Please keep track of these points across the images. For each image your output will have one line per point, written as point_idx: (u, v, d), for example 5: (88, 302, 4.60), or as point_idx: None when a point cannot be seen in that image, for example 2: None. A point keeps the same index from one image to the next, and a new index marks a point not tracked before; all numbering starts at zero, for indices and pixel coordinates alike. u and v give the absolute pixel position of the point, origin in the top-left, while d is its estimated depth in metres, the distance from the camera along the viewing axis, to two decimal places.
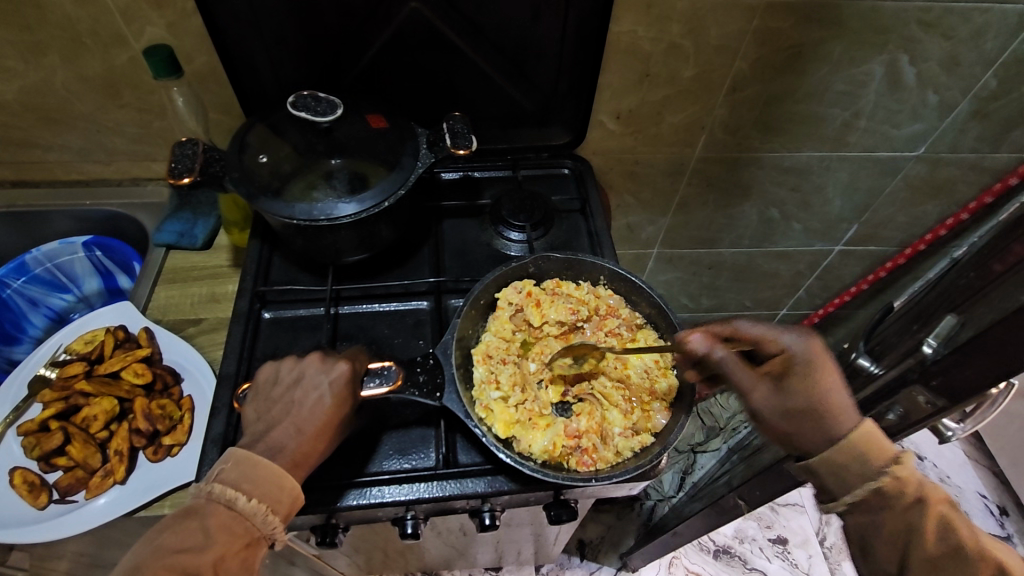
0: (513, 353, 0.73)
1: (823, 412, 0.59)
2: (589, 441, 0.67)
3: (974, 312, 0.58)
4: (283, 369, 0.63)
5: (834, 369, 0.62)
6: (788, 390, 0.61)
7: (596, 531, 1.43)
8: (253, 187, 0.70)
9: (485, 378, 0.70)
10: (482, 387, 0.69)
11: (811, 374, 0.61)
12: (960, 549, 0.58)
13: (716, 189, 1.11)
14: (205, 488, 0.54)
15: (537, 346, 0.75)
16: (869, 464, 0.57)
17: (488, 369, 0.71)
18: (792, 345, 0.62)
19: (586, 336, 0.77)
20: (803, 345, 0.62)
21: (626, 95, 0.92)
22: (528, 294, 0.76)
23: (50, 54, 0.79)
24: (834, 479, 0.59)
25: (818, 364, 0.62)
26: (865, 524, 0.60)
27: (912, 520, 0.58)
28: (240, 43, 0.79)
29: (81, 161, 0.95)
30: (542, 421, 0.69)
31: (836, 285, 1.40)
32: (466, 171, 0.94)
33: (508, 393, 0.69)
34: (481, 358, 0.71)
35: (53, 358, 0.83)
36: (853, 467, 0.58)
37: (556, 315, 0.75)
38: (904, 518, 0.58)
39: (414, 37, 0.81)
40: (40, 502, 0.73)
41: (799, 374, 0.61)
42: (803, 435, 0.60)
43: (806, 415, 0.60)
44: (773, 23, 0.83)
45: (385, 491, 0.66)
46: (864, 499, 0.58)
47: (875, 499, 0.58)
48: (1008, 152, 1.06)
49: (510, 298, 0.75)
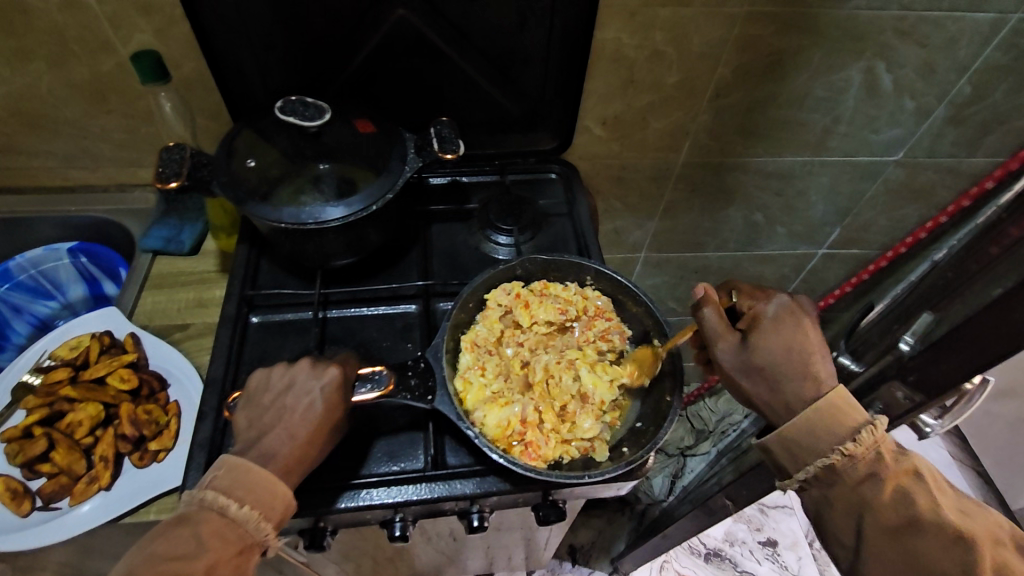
0: (495, 337, 0.75)
1: (788, 370, 0.62)
2: (531, 433, 0.68)
3: (947, 309, 0.60)
4: (273, 376, 0.63)
5: (812, 331, 0.64)
6: (753, 344, 0.63)
7: (587, 536, 1.43)
8: (241, 191, 0.70)
9: (471, 364, 0.71)
10: (467, 372, 0.71)
11: (781, 327, 0.64)
12: (918, 522, 0.57)
13: (702, 193, 1.12)
14: (196, 495, 0.54)
15: (513, 335, 0.76)
16: (824, 438, 0.60)
17: (475, 358, 0.72)
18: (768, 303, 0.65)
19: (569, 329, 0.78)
20: (783, 303, 0.65)
21: (611, 101, 0.93)
22: (516, 296, 0.77)
23: (36, 60, 0.79)
24: (790, 452, 0.62)
25: (794, 321, 0.64)
26: (826, 502, 0.61)
27: (868, 494, 0.59)
28: (226, 48, 0.79)
29: (66, 168, 0.94)
30: (504, 399, 0.70)
31: (819, 288, 1.42)
32: (454, 175, 0.95)
33: (490, 381, 0.71)
34: (468, 346, 0.73)
35: (37, 364, 0.83)
36: (808, 442, 0.61)
37: (543, 314, 0.76)
38: (858, 492, 0.59)
39: (401, 43, 0.82)
40: (23, 509, 0.72)
41: (763, 328, 0.64)
42: (763, 395, 0.64)
43: (765, 370, 0.63)
44: (753, 31, 0.85)
45: (374, 494, 0.66)
46: (819, 474, 0.60)
47: (832, 474, 0.60)
48: (983, 155, 1.08)
49: (499, 299, 0.77)
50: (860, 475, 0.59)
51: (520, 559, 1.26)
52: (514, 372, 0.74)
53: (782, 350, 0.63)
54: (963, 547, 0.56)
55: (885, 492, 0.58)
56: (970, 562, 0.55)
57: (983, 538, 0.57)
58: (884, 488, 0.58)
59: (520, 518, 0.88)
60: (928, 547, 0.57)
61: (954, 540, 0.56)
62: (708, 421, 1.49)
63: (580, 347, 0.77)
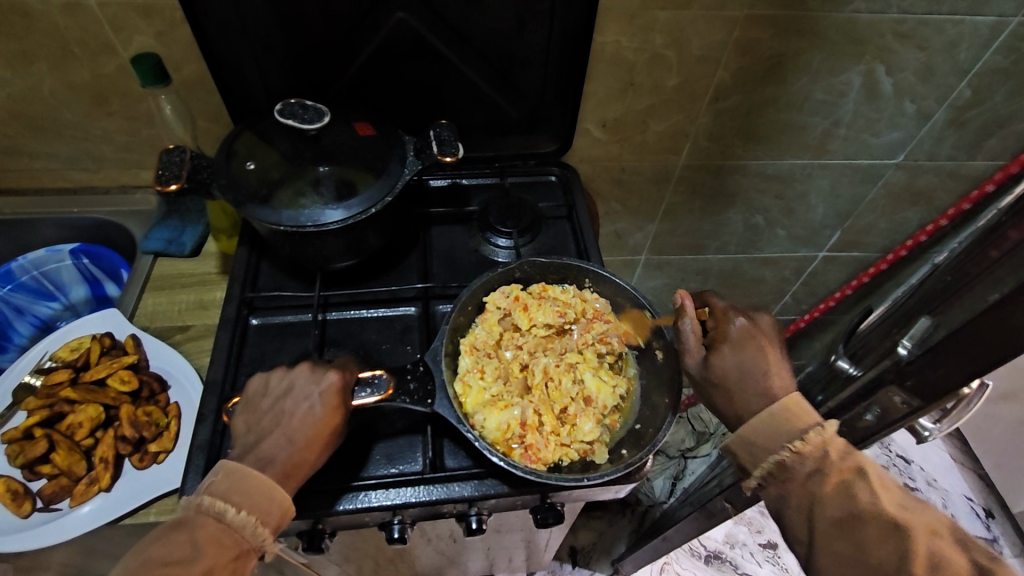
0: (494, 339, 0.75)
1: (747, 385, 0.65)
2: (530, 435, 0.68)
3: (945, 313, 0.60)
4: (272, 381, 0.63)
5: (773, 353, 0.67)
6: (713, 362, 0.67)
7: (587, 538, 1.43)
8: (241, 193, 0.70)
9: (471, 367, 0.72)
10: (467, 375, 0.71)
11: (741, 349, 0.66)
12: (859, 514, 0.55)
13: (702, 196, 1.12)
14: (194, 500, 0.54)
15: (512, 338, 0.77)
16: (774, 438, 0.61)
17: (475, 360, 0.73)
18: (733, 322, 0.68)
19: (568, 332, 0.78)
20: (745, 325, 0.67)
21: (611, 104, 0.93)
22: (515, 299, 0.77)
23: (37, 62, 0.79)
24: (746, 453, 0.62)
25: (751, 343, 0.67)
26: (780, 498, 0.60)
27: (815, 487, 0.58)
28: (227, 51, 0.80)
29: (68, 169, 0.94)
30: (503, 401, 0.70)
31: (820, 290, 1.42)
32: (454, 178, 0.95)
33: (490, 384, 0.71)
34: (467, 348, 0.73)
35: (38, 365, 0.83)
36: (761, 441, 0.62)
37: (542, 318, 0.77)
38: (806, 487, 0.58)
39: (401, 47, 0.82)
40: (23, 510, 0.72)
41: (723, 350, 0.67)
42: (719, 408, 0.67)
43: (721, 387, 0.66)
44: (753, 35, 0.85)
45: (373, 497, 0.66)
46: (772, 472, 0.61)
47: (782, 471, 0.60)
48: (984, 159, 1.08)
49: (498, 302, 0.77)
50: (807, 470, 0.59)
51: (521, 561, 1.26)
52: (513, 374, 0.74)
53: (740, 366, 0.66)
54: (899, 537, 0.53)
55: (826, 486, 0.57)
56: (907, 554, 0.52)
57: (928, 535, 0.54)
58: (824, 480, 0.58)
59: (519, 520, 0.88)
60: (869, 539, 0.55)
61: (892, 528, 0.54)
62: (710, 423, 1.52)
63: (579, 350, 0.77)
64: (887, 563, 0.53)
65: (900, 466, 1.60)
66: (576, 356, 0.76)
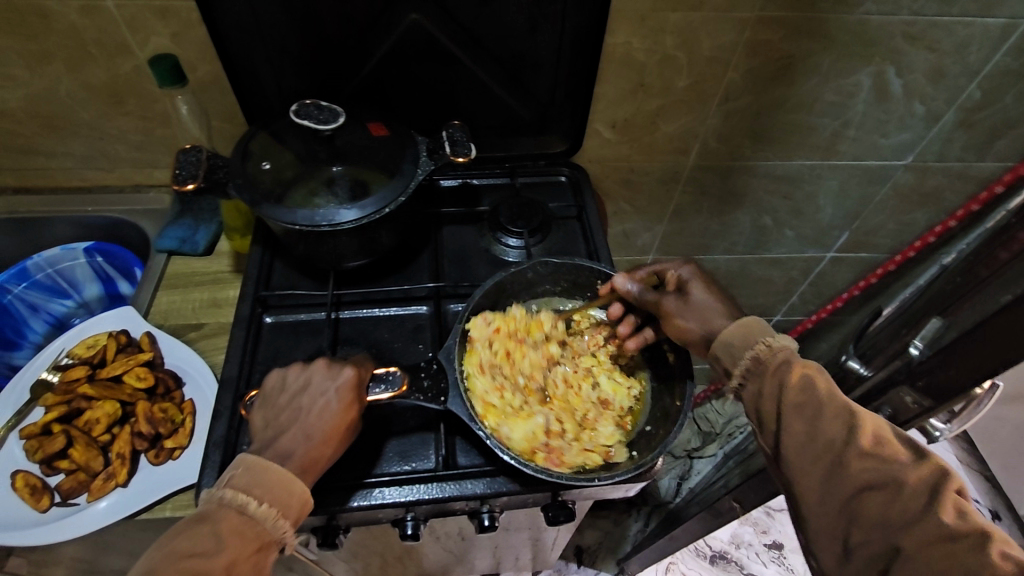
0: (502, 358, 0.75)
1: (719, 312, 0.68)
2: (556, 443, 0.70)
3: (957, 314, 0.60)
4: (289, 377, 0.64)
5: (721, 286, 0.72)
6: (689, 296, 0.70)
7: (593, 537, 1.44)
8: (256, 193, 0.71)
9: (489, 387, 0.72)
10: (488, 394, 0.71)
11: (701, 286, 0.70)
12: (819, 398, 0.57)
13: (711, 196, 1.13)
14: (216, 493, 0.55)
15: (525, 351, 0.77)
16: (747, 336, 0.63)
17: (490, 377, 0.73)
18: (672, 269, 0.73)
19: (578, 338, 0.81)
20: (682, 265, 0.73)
21: (621, 105, 0.94)
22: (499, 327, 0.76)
23: (55, 63, 0.80)
24: (728, 355, 0.64)
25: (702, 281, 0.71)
26: (755, 394, 0.61)
27: (784, 379, 0.59)
28: (242, 52, 0.81)
29: (83, 168, 0.96)
30: (525, 412, 0.72)
31: (828, 291, 1.42)
32: (465, 178, 0.96)
33: (510, 401, 0.72)
34: (477, 368, 0.73)
35: (55, 362, 0.84)
36: (738, 340, 0.63)
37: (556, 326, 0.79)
38: (777, 375, 0.60)
39: (414, 48, 0.83)
40: (41, 505, 0.73)
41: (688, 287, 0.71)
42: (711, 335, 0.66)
43: (703, 315, 0.68)
44: (763, 36, 0.85)
45: (387, 493, 0.67)
46: (748, 368, 0.62)
47: (757, 366, 0.62)
48: (993, 160, 1.08)
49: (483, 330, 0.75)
50: (776, 362, 0.60)
51: (527, 560, 1.27)
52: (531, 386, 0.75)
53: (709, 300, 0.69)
54: (852, 418, 0.55)
55: (792, 375, 0.59)
56: (855, 429, 0.54)
57: (874, 422, 0.55)
58: (789, 371, 0.59)
59: (528, 518, 0.89)
60: (825, 418, 0.56)
61: (845, 410, 0.56)
62: (715, 423, 1.51)
63: (590, 356, 0.79)
64: (834, 440, 0.55)
65: None
66: (588, 362, 0.79)
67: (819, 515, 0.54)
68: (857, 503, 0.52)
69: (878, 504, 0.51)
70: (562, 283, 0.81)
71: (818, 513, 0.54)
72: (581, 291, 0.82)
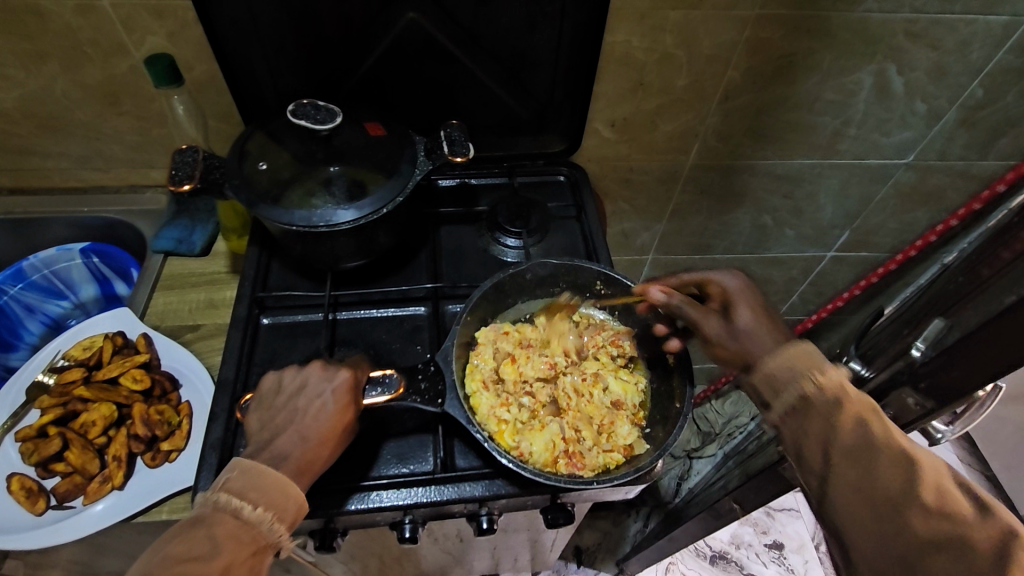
0: (505, 372, 0.74)
1: (764, 337, 0.65)
2: (574, 451, 0.69)
3: (959, 315, 0.60)
4: (285, 379, 0.64)
5: (767, 303, 0.69)
6: (734, 320, 0.68)
7: (592, 538, 1.44)
8: (253, 194, 0.70)
9: (494, 402, 0.71)
10: (494, 411, 0.70)
11: (750, 309, 0.68)
12: (874, 444, 0.54)
13: (711, 195, 1.12)
14: (210, 498, 0.54)
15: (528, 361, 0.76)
16: (795, 369, 0.59)
17: (495, 394, 0.72)
18: (719, 280, 0.71)
19: (580, 341, 0.81)
20: (732, 277, 0.71)
21: (620, 104, 0.93)
22: (506, 334, 0.77)
23: (50, 63, 0.79)
24: (769, 388, 0.60)
25: (753, 301, 0.69)
26: (798, 432, 0.58)
27: (833, 422, 0.56)
28: (238, 51, 0.80)
29: (79, 169, 0.95)
30: (536, 424, 0.71)
31: (828, 291, 1.41)
32: (463, 178, 0.95)
33: (517, 414, 0.71)
34: (480, 384, 0.72)
35: (51, 364, 0.84)
36: (782, 374, 0.59)
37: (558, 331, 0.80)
38: (824, 415, 0.56)
39: (412, 47, 0.82)
40: (37, 508, 0.73)
41: (733, 304, 0.69)
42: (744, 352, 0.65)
43: (745, 336, 0.66)
44: (764, 34, 0.85)
45: (384, 496, 0.66)
46: (791, 405, 0.58)
47: (803, 405, 0.58)
48: (995, 159, 1.08)
49: (489, 336, 0.76)
50: (826, 401, 0.56)
51: (526, 560, 1.26)
52: (541, 399, 0.74)
53: (756, 324, 0.66)
54: (911, 467, 0.52)
55: (844, 419, 0.55)
56: (915, 482, 0.51)
57: (934, 469, 0.52)
58: (841, 415, 0.55)
59: (526, 519, 0.88)
60: (881, 467, 0.53)
61: (904, 459, 0.53)
62: (715, 423, 1.52)
63: (593, 359, 0.79)
64: (893, 491, 0.52)
65: None
66: (591, 364, 0.78)
67: (874, 565, 0.52)
68: (919, 560, 0.50)
69: (944, 565, 0.49)
70: (562, 284, 0.80)
71: (874, 564, 0.52)
72: (582, 293, 0.81)
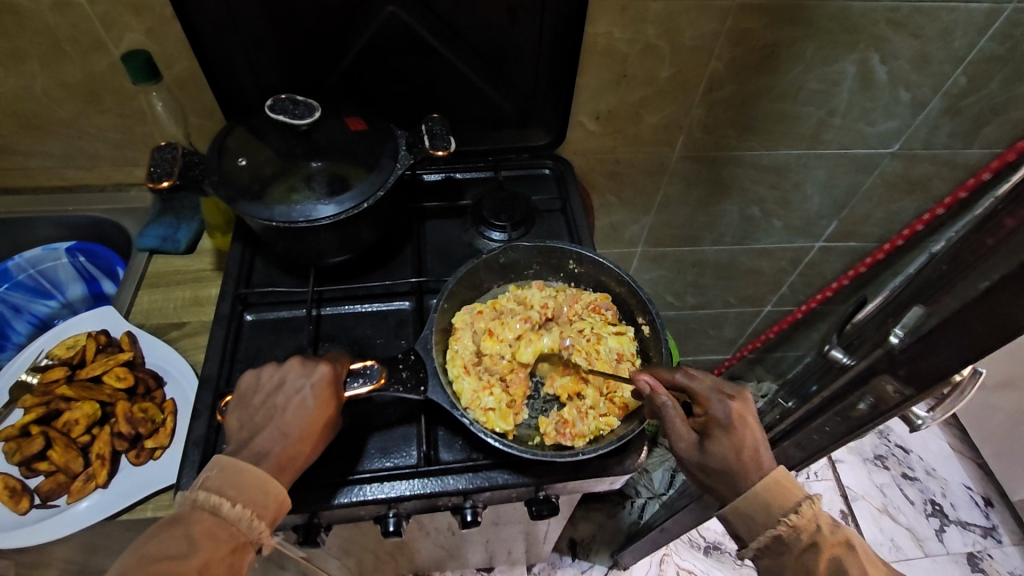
0: (483, 345, 0.74)
1: (735, 468, 0.61)
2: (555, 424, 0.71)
3: (939, 301, 0.60)
4: (263, 376, 0.63)
5: (757, 430, 0.62)
6: (709, 447, 0.62)
7: (587, 530, 1.43)
8: (232, 190, 0.70)
9: (476, 387, 0.71)
10: (477, 395, 0.70)
11: (733, 435, 0.61)
12: None
13: (698, 187, 1.12)
14: (189, 495, 0.55)
15: (504, 326, 0.76)
16: (769, 511, 0.60)
17: (476, 377, 0.72)
18: (718, 403, 0.62)
19: (560, 308, 0.79)
20: (732, 405, 0.62)
21: (604, 96, 0.93)
22: (480, 314, 0.77)
23: (28, 61, 0.79)
24: (744, 526, 0.62)
25: (741, 426, 0.62)
26: (775, 566, 0.62)
27: (808, 563, 0.59)
28: (218, 47, 0.80)
29: (63, 168, 0.95)
30: (535, 333, 0.76)
31: (818, 281, 1.41)
32: (448, 172, 0.95)
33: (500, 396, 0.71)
34: (461, 365, 0.72)
35: (34, 363, 0.83)
36: (755, 513, 0.61)
37: (537, 298, 0.79)
38: (801, 559, 0.59)
39: (392, 41, 0.82)
40: (21, 507, 0.73)
41: (718, 436, 0.62)
42: (716, 484, 0.63)
43: (722, 474, 0.61)
44: (746, 24, 0.85)
45: (368, 490, 0.66)
46: (767, 544, 0.61)
47: (777, 542, 0.60)
48: (980, 147, 1.08)
49: (465, 319, 0.76)
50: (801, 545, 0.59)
51: (520, 554, 1.27)
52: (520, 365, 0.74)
53: (733, 455, 0.61)
54: None
55: (820, 560, 0.58)
56: None
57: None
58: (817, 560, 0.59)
59: (515, 512, 0.89)
60: None
61: None
62: None
63: (575, 324, 0.78)
64: None
65: (898, 455, 1.61)
66: (574, 329, 0.77)
67: None
68: None
69: None
70: (534, 266, 0.82)
71: None
72: (555, 272, 0.83)
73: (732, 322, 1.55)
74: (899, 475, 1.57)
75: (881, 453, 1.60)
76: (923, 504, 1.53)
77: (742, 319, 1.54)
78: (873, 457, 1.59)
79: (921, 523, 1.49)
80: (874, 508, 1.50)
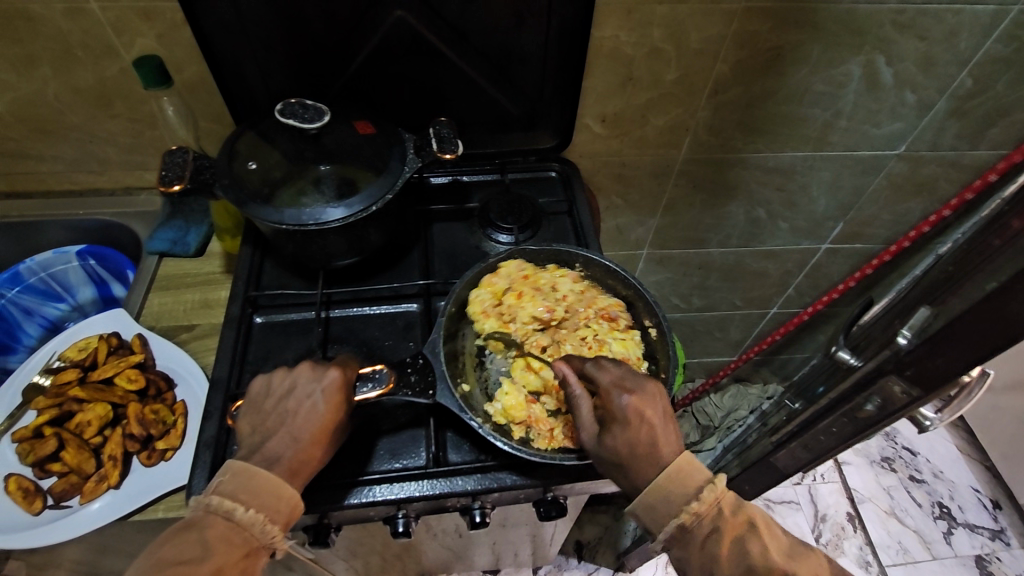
0: (508, 302, 0.77)
1: (630, 460, 0.60)
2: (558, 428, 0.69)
3: (946, 302, 0.60)
4: (273, 382, 0.64)
5: (661, 424, 0.61)
6: (606, 439, 0.61)
7: (593, 532, 1.44)
8: (243, 193, 0.70)
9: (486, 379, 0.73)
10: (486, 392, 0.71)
11: (629, 428, 0.60)
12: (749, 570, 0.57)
13: (704, 190, 1.12)
14: (203, 500, 0.56)
15: (531, 299, 0.78)
16: (673, 499, 0.58)
17: (497, 319, 0.76)
18: (618, 397, 0.62)
19: (574, 308, 0.78)
20: (631, 399, 0.61)
21: (611, 99, 0.94)
22: (521, 277, 0.79)
23: (42, 67, 0.80)
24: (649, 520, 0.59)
25: (638, 419, 0.60)
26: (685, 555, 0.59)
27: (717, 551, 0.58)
28: (227, 52, 0.80)
29: (73, 172, 0.96)
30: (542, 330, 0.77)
31: (824, 282, 1.41)
32: (455, 175, 0.96)
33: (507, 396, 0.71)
34: (483, 313, 0.76)
35: (46, 366, 0.84)
36: (659, 504, 0.59)
37: (565, 289, 0.79)
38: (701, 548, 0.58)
39: (400, 45, 0.83)
40: (35, 508, 0.74)
41: (615, 428, 0.61)
42: (621, 480, 0.62)
43: (617, 464, 0.60)
44: (751, 27, 0.85)
45: (377, 491, 0.67)
46: (673, 534, 0.59)
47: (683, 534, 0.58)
48: (987, 148, 1.07)
49: (510, 271, 0.79)
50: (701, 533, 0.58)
51: (526, 555, 1.27)
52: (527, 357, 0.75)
53: (630, 447, 0.60)
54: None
55: (722, 545, 0.57)
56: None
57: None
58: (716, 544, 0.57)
59: (523, 514, 0.89)
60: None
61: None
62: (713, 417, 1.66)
63: (585, 326, 0.77)
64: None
65: (905, 458, 1.60)
66: (583, 332, 0.76)
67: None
68: None
69: None
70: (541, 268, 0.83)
71: None
72: None
73: (738, 324, 1.55)
74: (907, 477, 1.57)
75: (888, 455, 1.60)
76: (930, 507, 1.52)
77: (748, 321, 1.54)
78: (880, 460, 1.58)
79: (929, 526, 1.49)
80: (881, 511, 1.50)
